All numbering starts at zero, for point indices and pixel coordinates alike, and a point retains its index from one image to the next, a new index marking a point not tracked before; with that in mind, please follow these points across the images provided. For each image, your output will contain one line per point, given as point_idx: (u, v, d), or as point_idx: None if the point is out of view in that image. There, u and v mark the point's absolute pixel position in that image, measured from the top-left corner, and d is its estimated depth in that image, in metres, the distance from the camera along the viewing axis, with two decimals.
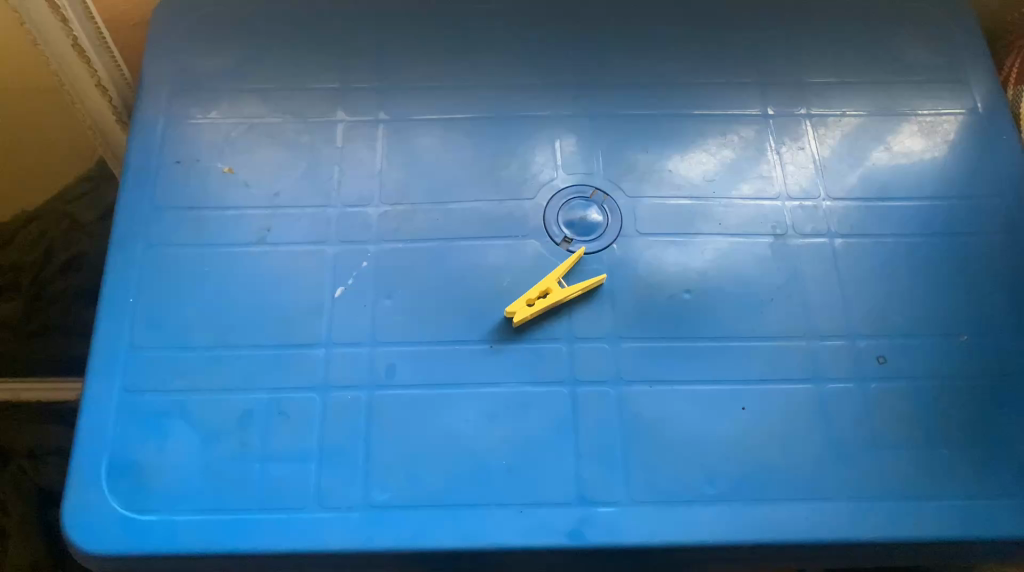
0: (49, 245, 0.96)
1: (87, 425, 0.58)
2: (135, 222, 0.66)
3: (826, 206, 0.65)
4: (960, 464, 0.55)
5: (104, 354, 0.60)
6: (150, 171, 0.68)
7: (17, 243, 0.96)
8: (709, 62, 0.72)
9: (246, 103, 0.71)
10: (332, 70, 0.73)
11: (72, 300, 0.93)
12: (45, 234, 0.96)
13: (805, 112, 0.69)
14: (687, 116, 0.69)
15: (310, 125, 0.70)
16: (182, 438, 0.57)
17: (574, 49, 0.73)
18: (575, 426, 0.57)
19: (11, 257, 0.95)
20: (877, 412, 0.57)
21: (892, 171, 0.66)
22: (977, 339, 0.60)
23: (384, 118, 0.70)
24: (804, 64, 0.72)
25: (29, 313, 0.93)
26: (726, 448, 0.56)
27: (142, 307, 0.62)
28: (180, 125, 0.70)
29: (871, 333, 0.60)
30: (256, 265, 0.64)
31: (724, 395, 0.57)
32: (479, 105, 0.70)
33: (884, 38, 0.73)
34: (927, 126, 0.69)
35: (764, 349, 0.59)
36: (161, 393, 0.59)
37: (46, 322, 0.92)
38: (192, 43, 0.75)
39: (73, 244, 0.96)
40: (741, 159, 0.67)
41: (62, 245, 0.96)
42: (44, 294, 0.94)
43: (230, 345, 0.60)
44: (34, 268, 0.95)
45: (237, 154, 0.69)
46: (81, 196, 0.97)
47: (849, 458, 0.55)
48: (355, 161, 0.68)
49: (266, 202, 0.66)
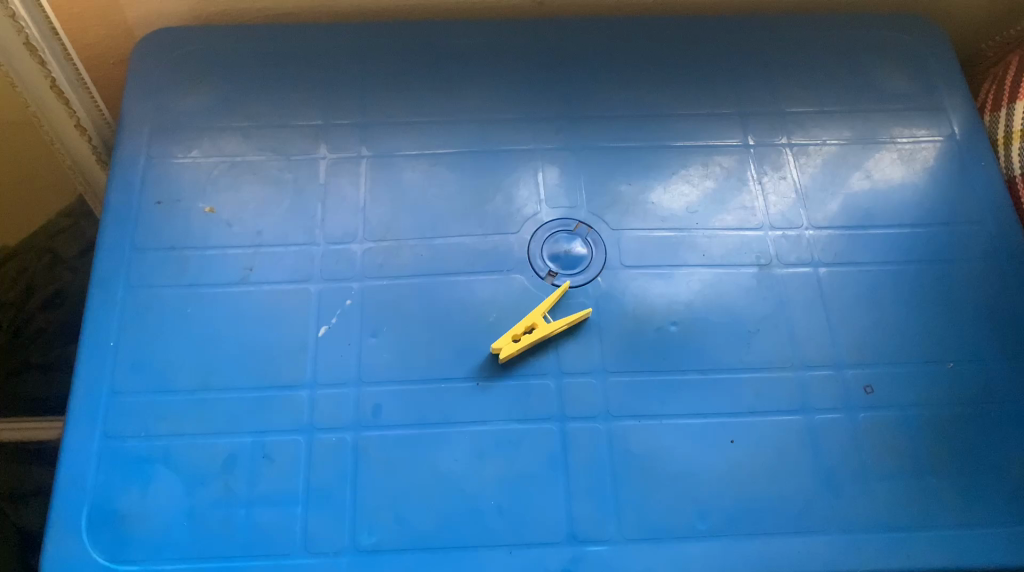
0: (29, 281, 0.95)
1: (67, 472, 0.57)
2: (116, 263, 0.65)
3: (808, 235, 0.65)
4: (952, 492, 0.55)
5: (84, 398, 0.59)
6: (131, 211, 0.67)
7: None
8: (689, 93, 0.73)
9: (228, 141, 0.71)
10: (314, 107, 0.73)
11: (52, 338, 0.92)
12: (25, 270, 0.95)
13: (785, 141, 0.70)
14: (669, 147, 0.70)
15: (292, 163, 0.70)
16: (165, 484, 0.56)
17: (555, 82, 0.74)
18: (565, 462, 0.56)
19: None
20: (866, 441, 0.57)
21: (873, 199, 0.67)
22: (963, 365, 0.60)
23: (367, 154, 0.70)
24: (783, 93, 0.72)
25: (7, 353, 0.91)
26: (717, 482, 0.55)
27: (124, 350, 0.61)
28: (161, 164, 0.70)
29: (858, 361, 0.60)
30: (239, 304, 0.63)
31: (713, 427, 0.57)
32: (461, 140, 0.71)
33: (861, 67, 0.74)
34: (906, 153, 0.69)
35: (752, 380, 0.59)
36: (143, 437, 0.58)
37: (27, 360, 0.90)
38: (174, 82, 0.75)
39: (54, 279, 0.95)
40: (724, 189, 0.67)
41: (43, 280, 0.95)
42: (23, 332, 0.92)
43: (213, 387, 0.59)
44: (14, 305, 0.94)
45: (219, 193, 0.68)
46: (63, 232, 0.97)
47: (840, 489, 0.55)
48: (337, 198, 0.68)
49: (249, 240, 0.66)
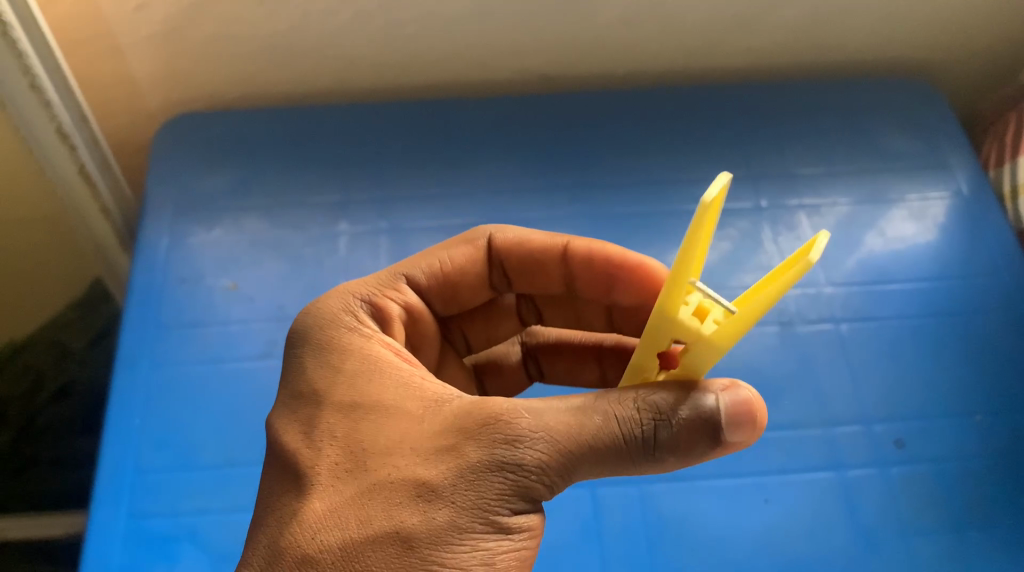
0: (38, 376, 0.82)
1: (93, 550, 0.56)
2: (141, 342, 0.65)
3: (827, 292, 0.66)
4: (992, 544, 0.54)
5: (110, 478, 0.59)
6: (154, 291, 0.68)
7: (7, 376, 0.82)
8: (701, 159, 0.75)
9: (248, 219, 0.73)
10: (333, 182, 0.75)
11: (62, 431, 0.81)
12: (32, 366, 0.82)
13: (797, 202, 0.71)
14: (684, 211, 0.71)
15: (313, 238, 0.71)
16: (192, 562, 0.56)
17: (567, 151, 0.76)
18: (598, 530, 0.55)
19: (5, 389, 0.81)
20: (903, 496, 0.56)
21: (888, 256, 0.68)
22: (992, 417, 0.60)
23: (386, 226, 0.72)
24: (793, 157, 0.75)
25: (14, 449, 0.79)
26: (754, 543, 0.54)
27: (150, 427, 0.62)
28: (182, 244, 0.71)
29: (885, 417, 0.59)
30: (264, 378, 0.64)
31: (747, 487, 0.57)
32: (477, 211, 0.72)
33: (865, 128, 0.77)
34: (916, 210, 0.71)
35: (784, 438, 0.59)
36: (170, 516, 0.58)
37: (35, 456, 0.79)
38: (196, 162, 0.77)
39: (61, 372, 0.83)
40: (741, 249, 0.68)
41: (51, 374, 0.82)
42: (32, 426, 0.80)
43: (240, 462, 0.60)
44: (22, 403, 0.81)
45: (242, 270, 0.70)
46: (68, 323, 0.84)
47: (880, 546, 0.54)
48: (358, 269, 0.69)
49: (271, 313, 0.67)
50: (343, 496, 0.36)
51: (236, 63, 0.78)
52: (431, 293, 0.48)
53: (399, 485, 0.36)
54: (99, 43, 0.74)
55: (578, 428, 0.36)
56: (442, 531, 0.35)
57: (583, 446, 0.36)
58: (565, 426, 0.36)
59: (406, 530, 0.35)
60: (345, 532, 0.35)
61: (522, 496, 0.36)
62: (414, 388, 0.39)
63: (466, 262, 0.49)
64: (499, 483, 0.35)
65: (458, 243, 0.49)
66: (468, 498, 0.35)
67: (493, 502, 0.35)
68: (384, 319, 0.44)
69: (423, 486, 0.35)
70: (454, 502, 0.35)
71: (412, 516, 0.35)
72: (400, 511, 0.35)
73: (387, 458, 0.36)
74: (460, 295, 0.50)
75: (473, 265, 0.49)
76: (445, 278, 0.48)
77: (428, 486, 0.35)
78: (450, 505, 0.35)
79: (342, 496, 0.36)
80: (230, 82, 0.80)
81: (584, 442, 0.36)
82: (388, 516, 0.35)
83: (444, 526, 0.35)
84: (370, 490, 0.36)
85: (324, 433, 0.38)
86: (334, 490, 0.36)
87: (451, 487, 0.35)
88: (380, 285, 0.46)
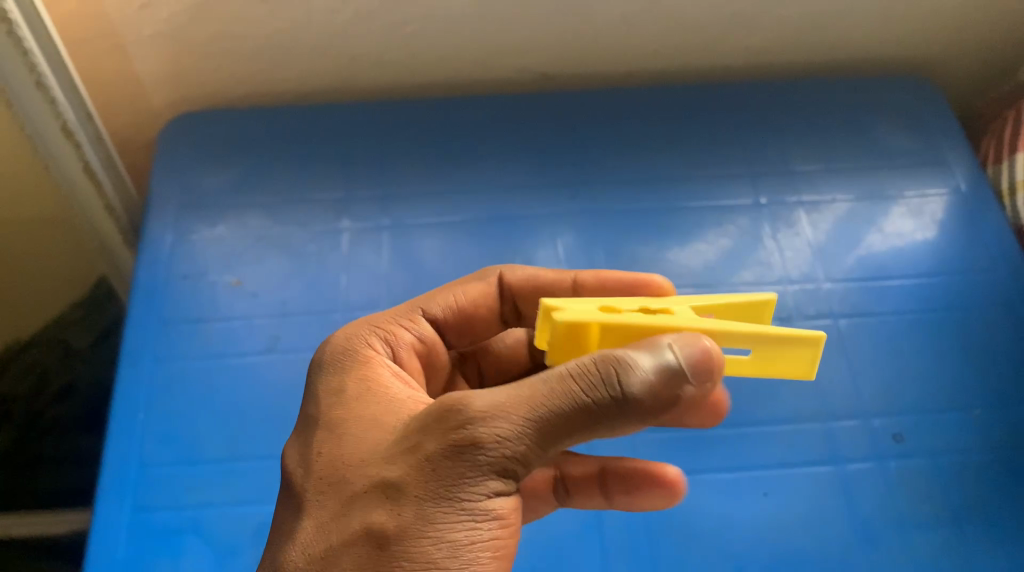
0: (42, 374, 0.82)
1: (98, 544, 0.57)
2: (145, 338, 0.66)
3: (826, 288, 0.66)
4: (991, 538, 0.55)
5: (114, 473, 0.60)
6: (159, 288, 0.69)
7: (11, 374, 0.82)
8: (702, 156, 0.75)
9: (252, 216, 0.74)
10: (335, 180, 0.75)
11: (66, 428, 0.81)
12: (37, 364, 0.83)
13: (797, 199, 0.72)
14: (683, 208, 0.72)
15: (316, 235, 0.72)
16: (196, 555, 0.57)
17: (568, 148, 0.77)
18: (599, 524, 0.55)
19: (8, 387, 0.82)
20: (902, 490, 0.57)
21: (887, 253, 0.68)
22: (989, 412, 0.60)
23: (387, 223, 0.72)
24: (793, 154, 0.75)
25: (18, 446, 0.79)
26: (753, 536, 0.55)
27: (153, 422, 0.62)
28: (186, 241, 0.72)
29: (883, 412, 0.60)
30: (266, 373, 0.64)
31: (746, 481, 0.57)
32: (479, 207, 0.73)
33: (864, 125, 0.77)
34: (914, 207, 0.71)
35: (783, 433, 0.59)
36: (174, 510, 0.58)
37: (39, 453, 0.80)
38: (199, 160, 0.77)
39: (66, 370, 0.83)
40: (740, 247, 0.69)
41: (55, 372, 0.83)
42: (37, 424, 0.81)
43: (243, 456, 0.61)
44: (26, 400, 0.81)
45: (245, 267, 0.70)
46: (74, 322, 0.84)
47: (878, 540, 0.55)
48: (360, 265, 0.70)
49: (274, 309, 0.68)
50: (327, 507, 0.38)
51: (239, 61, 0.78)
52: (447, 327, 0.50)
53: (369, 489, 0.37)
54: (103, 42, 0.74)
55: (526, 399, 0.36)
56: (410, 523, 0.36)
57: (539, 417, 0.35)
58: (516, 401, 0.36)
59: (377, 527, 0.36)
60: (328, 540, 0.37)
61: (489, 476, 0.36)
62: (394, 405, 0.41)
63: (479, 298, 0.51)
64: (458, 467, 0.36)
65: (472, 280, 0.51)
66: (429, 489, 0.36)
67: (456, 490, 0.36)
68: (397, 348, 0.47)
69: (388, 487, 0.37)
70: (417, 494, 0.36)
71: (382, 515, 0.36)
72: (371, 514, 0.36)
73: (360, 468, 0.38)
74: (474, 330, 0.51)
75: (486, 300, 0.51)
76: (459, 311, 0.50)
77: (392, 485, 0.36)
78: (414, 497, 0.36)
79: (327, 508, 0.38)
80: (233, 81, 0.80)
81: (535, 410, 0.35)
82: (362, 518, 0.36)
83: (412, 517, 0.36)
84: (347, 497, 0.38)
85: (312, 455, 0.41)
86: (319, 503, 0.38)
87: (413, 479, 0.36)
88: (397, 315, 0.48)
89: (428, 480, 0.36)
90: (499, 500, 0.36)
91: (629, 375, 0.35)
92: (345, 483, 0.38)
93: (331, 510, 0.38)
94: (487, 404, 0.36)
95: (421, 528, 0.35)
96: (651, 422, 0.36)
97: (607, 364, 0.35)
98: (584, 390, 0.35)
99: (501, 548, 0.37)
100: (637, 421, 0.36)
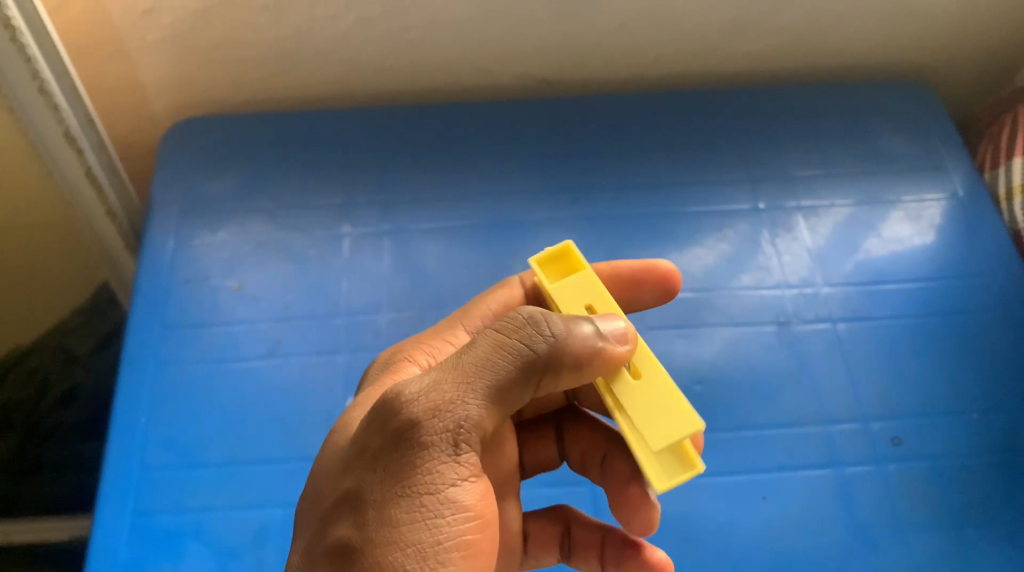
0: (43, 380, 0.83)
1: (99, 547, 0.57)
2: (147, 343, 0.66)
3: (825, 292, 0.67)
4: (989, 541, 0.55)
5: (115, 476, 0.60)
6: (160, 293, 0.69)
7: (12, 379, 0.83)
8: (701, 162, 0.76)
9: (254, 221, 0.74)
10: (336, 185, 0.76)
11: (68, 434, 0.81)
12: (38, 369, 0.83)
13: (796, 204, 0.72)
14: (683, 213, 0.72)
15: (317, 240, 0.72)
16: (197, 558, 0.57)
17: (568, 153, 0.77)
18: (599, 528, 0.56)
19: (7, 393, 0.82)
20: (901, 494, 0.57)
21: (886, 257, 0.69)
22: (988, 416, 0.60)
23: (389, 228, 0.73)
24: (792, 159, 0.76)
25: (19, 451, 0.80)
26: (752, 539, 0.55)
27: (155, 425, 0.62)
28: (188, 246, 0.72)
29: (883, 416, 0.60)
30: (268, 377, 0.65)
31: (746, 485, 0.57)
32: (479, 213, 0.73)
33: (863, 131, 0.78)
34: (913, 212, 0.72)
35: (783, 436, 0.59)
36: (175, 513, 0.59)
37: (40, 460, 0.80)
38: (202, 165, 0.78)
39: (67, 376, 0.83)
40: (740, 251, 0.69)
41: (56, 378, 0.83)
42: (38, 430, 0.81)
43: (244, 459, 0.61)
44: (27, 406, 0.81)
45: (247, 272, 0.71)
46: (75, 329, 0.85)
47: (877, 542, 0.55)
48: (362, 270, 0.70)
49: (276, 314, 0.68)
50: (311, 529, 0.40)
51: (242, 68, 0.79)
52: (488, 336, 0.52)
53: (338, 502, 0.39)
54: (106, 48, 0.75)
55: (457, 376, 0.39)
56: (372, 521, 0.37)
57: (474, 386, 0.38)
58: (448, 378, 0.39)
59: (346, 533, 0.38)
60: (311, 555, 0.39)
61: (437, 461, 0.38)
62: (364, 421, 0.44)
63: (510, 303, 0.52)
64: (405, 457, 0.38)
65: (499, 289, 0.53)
66: (386, 490, 0.38)
67: (410, 486, 0.37)
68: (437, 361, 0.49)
69: (352, 497, 0.39)
70: (372, 493, 0.38)
71: (349, 522, 0.38)
72: (341, 528, 0.38)
73: (331, 485, 0.41)
74: None
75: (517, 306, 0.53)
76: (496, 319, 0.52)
77: (354, 493, 0.39)
78: (370, 496, 0.38)
79: (312, 530, 0.40)
80: (235, 87, 0.81)
81: (468, 383, 0.38)
82: (334, 529, 0.39)
83: (372, 517, 0.37)
84: (324, 515, 0.40)
85: (302, 494, 0.43)
86: (305, 528, 0.41)
87: (367, 481, 0.38)
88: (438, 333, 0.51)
89: (381, 478, 0.38)
90: (455, 492, 0.38)
91: (544, 326, 0.39)
92: (321, 503, 0.40)
93: (314, 530, 0.40)
94: (420, 386, 0.39)
95: (380, 525, 0.37)
96: (584, 374, 0.39)
97: (524, 321, 0.39)
98: (507, 349, 0.39)
99: (467, 542, 0.38)
100: (566, 370, 0.39)
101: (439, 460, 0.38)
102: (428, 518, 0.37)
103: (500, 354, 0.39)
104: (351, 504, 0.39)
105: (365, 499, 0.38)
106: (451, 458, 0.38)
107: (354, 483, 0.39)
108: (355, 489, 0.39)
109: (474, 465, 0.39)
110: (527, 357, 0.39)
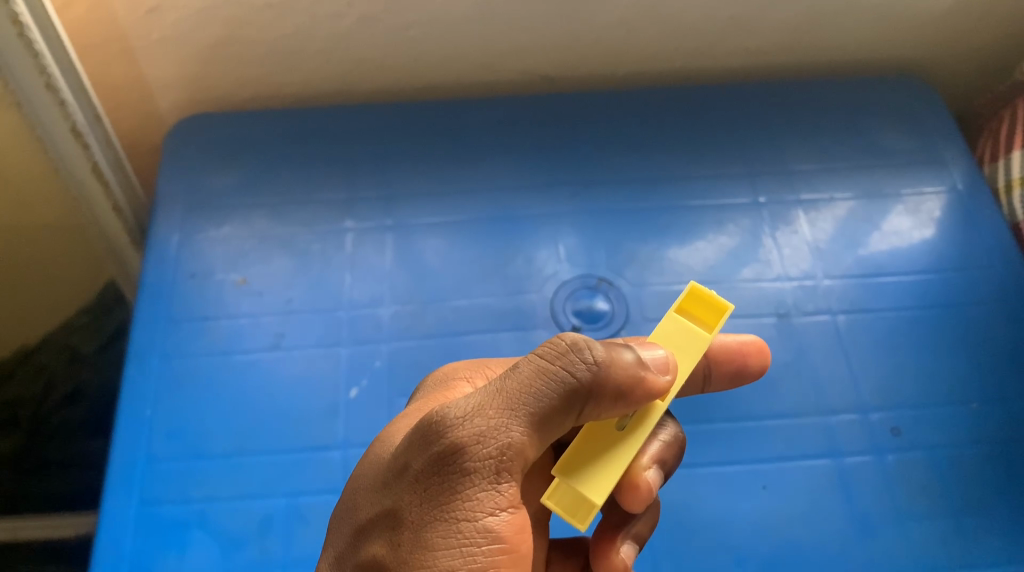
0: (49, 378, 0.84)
1: (106, 539, 0.58)
2: (152, 336, 0.67)
3: (825, 284, 0.67)
4: (989, 532, 0.55)
5: (121, 469, 0.60)
6: (164, 286, 0.70)
7: (18, 378, 0.84)
8: (701, 156, 0.76)
9: (257, 218, 0.74)
10: (339, 180, 0.76)
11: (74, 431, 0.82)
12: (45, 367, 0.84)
13: (795, 198, 0.73)
14: (683, 207, 0.73)
15: (320, 234, 0.73)
16: (203, 549, 0.57)
17: (569, 148, 0.78)
18: None
19: (13, 391, 0.83)
20: (900, 485, 0.57)
21: (885, 250, 0.69)
22: (987, 406, 0.61)
23: (391, 223, 0.73)
24: (791, 153, 0.76)
25: (25, 449, 0.80)
26: (751, 529, 0.56)
27: (161, 416, 0.63)
28: (192, 241, 0.73)
29: (882, 406, 0.61)
30: (271, 370, 0.65)
31: (746, 475, 0.58)
32: (480, 207, 0.74)
33: (862, 125, 0.78)
34: (912, 206, 0.72)
35: (783, 427, 0.60)
36: (181, 503, 0.59)
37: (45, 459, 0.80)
38: (206, 161, 0.78)
39: (73, 375, 0.85)
40: (740, 246, 0.70)
41: (62, 376, 0.84)
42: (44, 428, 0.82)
43: (248, 451, 0.61)
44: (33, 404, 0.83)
45: (251, 266, 0.71)
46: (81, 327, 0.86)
47: (875, 531, 0.55)
48: (364, 265, 0.71)
49: (279, 307, 0.69)
50: (354, 535, 0.42)
51: (245, 65, 0.79)
52: None
53: (379, 516, 0.41)
54: (112, 47, 0.75)
55: (500, 402, 0.38)
56: (410, 542, 0.38)
57: (517, 414, 0.38)
58: (492, 404, 0.38)
59: (385, 547, 0.39)
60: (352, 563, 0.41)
61: (476, 489, 0.38)
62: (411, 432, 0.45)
63: None
64: (445, 484, 0.38)
65: None
66: (425, 513, 0.38)
67: (449, 512, 0.38)
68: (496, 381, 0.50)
69: (393, 515, 0.40)
70: (412, 513, 0.39)
71: (389, 537, 0.39)
72: (376, 546, 0.40)
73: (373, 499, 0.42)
74: None
75: None
76: None
77: (393, 514, 0.40)
78: (410, 517, 0.39)
79: (355, 536, 0.42)
80: (239, 83, 0.81)
81: (510, 409, 0.38)
82: (374, 541, 0.40)
83: (410, 537, 0.38)
84: (365, 523, 0.41)
85: (349, 496, 0.45)
86: (348, 534, 0.43)
87: (407, 501, 0.39)
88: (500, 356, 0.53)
89: (421, 500, 0.39)
90: (492, 522, 0.38)
91: (586, 359, 0.39)
92: (364, 511, 0.42)
93: (356, 537, 0.42)
94: (464, 410, 0.38)
95: (417, 546, 0.38)
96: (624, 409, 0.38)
97: (569, 352, 0.39)
98: (550, 379, 0.38)
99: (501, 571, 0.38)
100: (606, 402, 0.38)
101: (478, 488, 0.38)
102: (463, 545, 0.38)
103: (541, 384, 0.38)
104: (391, 519, 0.40)
105: (404, 518, 0.39)
106: (490, 487, 0.38)
107: (396, 500, 0.40)
108: (396, 506, 0.40)
109: (514, 494, 0.39)
110: (569, 388, 0.38)
